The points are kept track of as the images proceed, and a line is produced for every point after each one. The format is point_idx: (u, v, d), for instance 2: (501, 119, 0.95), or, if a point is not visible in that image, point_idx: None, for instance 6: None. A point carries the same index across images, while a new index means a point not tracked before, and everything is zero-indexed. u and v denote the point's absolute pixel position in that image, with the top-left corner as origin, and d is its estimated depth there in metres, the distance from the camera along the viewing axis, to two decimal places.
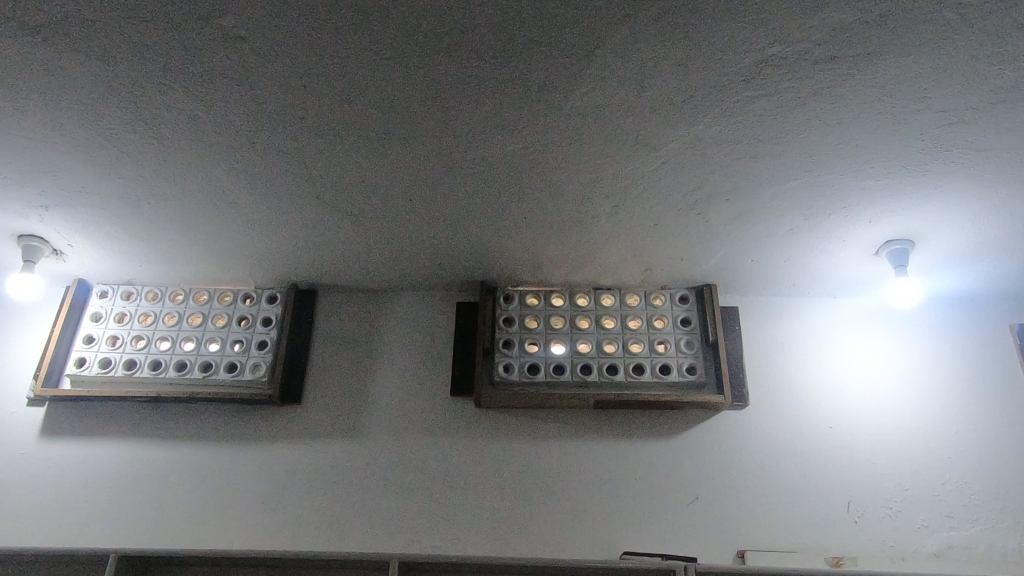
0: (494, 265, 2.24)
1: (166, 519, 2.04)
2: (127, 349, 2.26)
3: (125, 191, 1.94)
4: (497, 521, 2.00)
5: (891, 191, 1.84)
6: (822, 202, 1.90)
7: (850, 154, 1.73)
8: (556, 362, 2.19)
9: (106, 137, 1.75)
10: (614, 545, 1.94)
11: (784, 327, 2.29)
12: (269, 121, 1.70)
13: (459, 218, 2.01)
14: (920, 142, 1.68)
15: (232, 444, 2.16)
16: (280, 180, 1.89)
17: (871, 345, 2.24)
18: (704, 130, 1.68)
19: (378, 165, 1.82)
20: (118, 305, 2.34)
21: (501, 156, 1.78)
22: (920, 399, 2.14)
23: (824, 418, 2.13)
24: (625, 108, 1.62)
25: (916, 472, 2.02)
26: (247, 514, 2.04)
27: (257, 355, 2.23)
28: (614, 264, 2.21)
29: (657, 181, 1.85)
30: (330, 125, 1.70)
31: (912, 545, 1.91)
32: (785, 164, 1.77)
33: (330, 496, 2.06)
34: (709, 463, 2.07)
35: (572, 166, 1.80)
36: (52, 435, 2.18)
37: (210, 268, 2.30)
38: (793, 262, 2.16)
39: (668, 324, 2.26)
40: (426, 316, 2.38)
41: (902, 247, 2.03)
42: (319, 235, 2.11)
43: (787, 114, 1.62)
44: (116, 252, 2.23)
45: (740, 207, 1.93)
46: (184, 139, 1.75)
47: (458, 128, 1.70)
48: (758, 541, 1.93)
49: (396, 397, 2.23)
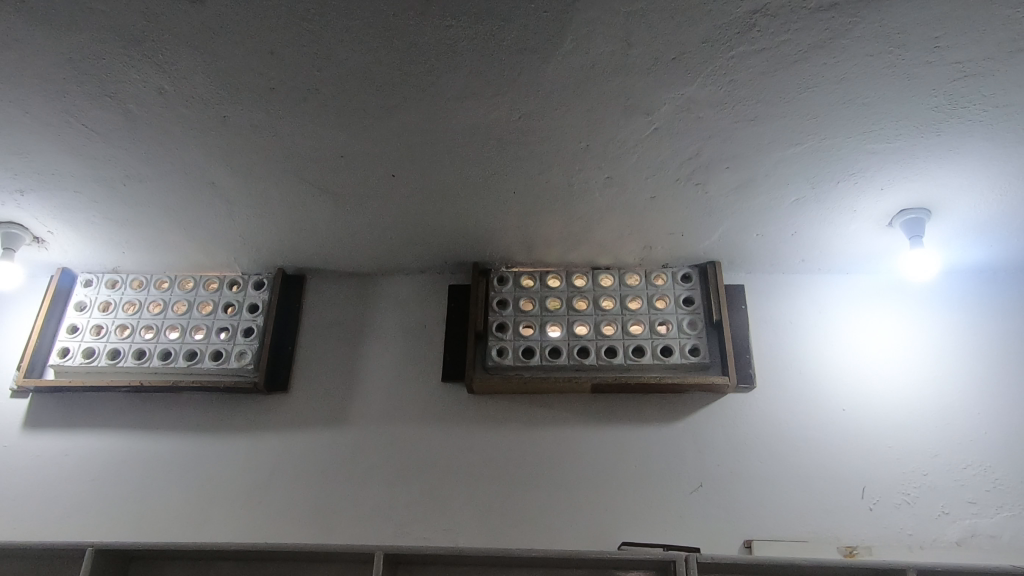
0: (486, 245, 2.15)
1: (151, 512, 1.97)
2: (111, 339, 2.20)
3: (98, 173, 1.87)
4: (491, 510, 1.90)
5: (903, 154, 1.71)
6: (828, 167, 1.77)
7: (857, 114, 1.61)
8: (552, 345, 2.09)
9: (71, 114, 1.67)
10: (614, 536, 1.84)
11: (793, 305, 2.17)
12: (238, 93, 1.62)
13: (445, 193, 1.92)
14: (934, 98, 1.56)
15: (218, 434, 2.09)
16: (256, 157, 1.81)
17: (887, 324, 2.11)
18: (698, 91, 1.57)
19: (356, 137, 1.74)
20: (103, 293, 2.29)
21: (484, 125, 1.68)
22: (939, 379, 2.01)
23: (836, 400, 2.01)
24: (611, 69, 1.52)
25: (935, 456, 1.89)
26: (232, 506, 1.97)
27: (243, 343, 2.16)
28: (611, 242, 2.10)
29: (649, 150, 1.75)
30: (302, 96, 1.62)
31: (932, 533, 1.78)
32: (788, 127, 1.66)
33: (319, 487, 1.98)
34: (714, 449, 1.96)
35: (559, 134, 1.70)
36: (36, 426, 2.13)
37: (193, 253, 2.23)
38: (801, 236, 2.04)
39: (670, 303, 2.15)
40: (418, 300, 2.30)
41: (919, 215, 1.89)
42: (302, 215, 2.03)
43: (786, 72, 1.51)
44: (97, 239, 2.17)
45: (742, 175, 1.82)
46: (154, 115, 1.68)
47: (437, 95, 1.60)
48: (767, 530, 1.82)
49: (387, 384, 2.15)
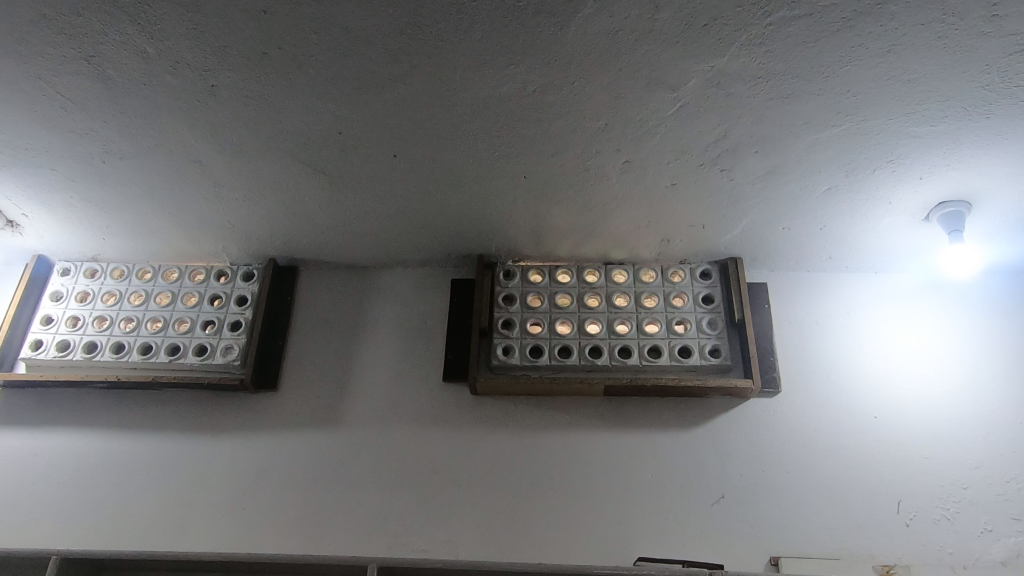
0: (492, 236, 2.01)
1: (125, 518, 1.81)
2: (87, 332, 2.05)
3: (75, 149, 1.73)
4: (495, 520, 1.75)
5: (947, 139, 1.59)
6: (865, 153, 1.65)
7: (901, 92, 1.48)
8: (562, 344, 1.95)
9: (45, 79, 1.53)
10: (629, 550, 1.69)
11: (819, 305, 2.04)
12: (228, 58, 1.48)
13: (450, 176, 1.78)
14: (985, 75, 1.43)
15: (200, 435, 1.94)
16: (247, 133, 1.68)
17: (919, 325, 1.98)
18: (730, 63, 1.44)
19: (356, 112, 1.61)
20: (81, 283, 2.15)
21: (495, 99, 1.55)
22: (978, 385, 1.87)
23: (867, 406, 1.87)
24: (637, 36, 1.39)
25: (976, 468, 1.75)
26: (213, 512, 1.81)
27: (229, 337, 2.01)
28: (626, 234, 1.97)
29: (673, 130, 1.62)
30: (297, 63, 1.48)
31: (975, 552, 1.64)
32: (826, 107, 1.53)
33: (308, 493, 1.83)
34: (736, 458, 1.81)
35: (577, 110, 1.57)
36: (6, 424, 1.98)
37: (178, 241, 2.08)
38: (830, 229, 1.91)
39: (689, 301, 2.01)
40: (418, 295, 2.15)
41: (958, 209, 1.76)
42: (295, 200, 1.89)
43: (828, 41, 1.38)
44: (75, 223, 2.02)
45: (771, 161, 1.69)
46: (136, 82, 1.54)
47: (445, 64, 1.47)
48: (795, 546, 1.67)
49: (383, 383, 2.00)
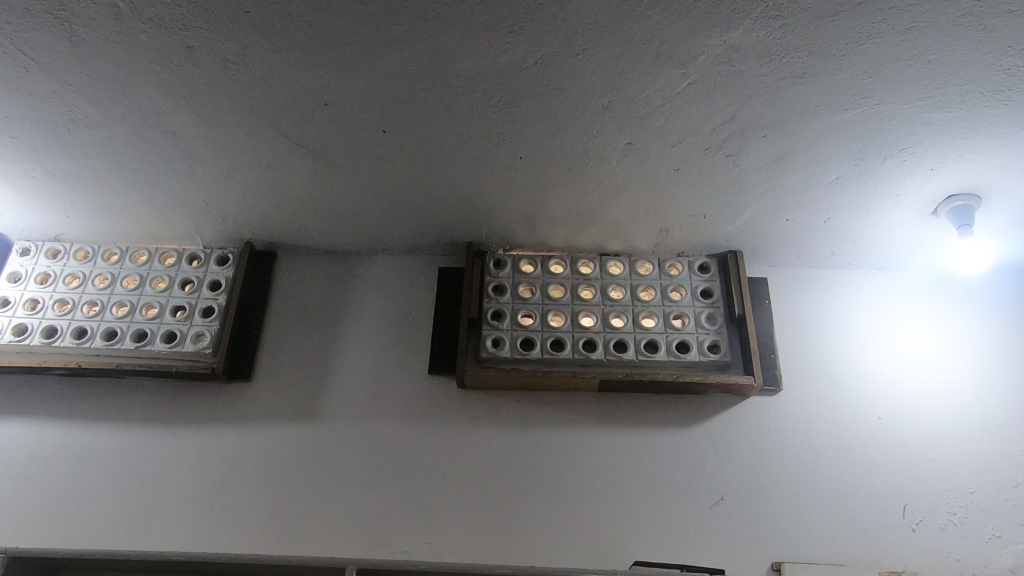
0: (483, 222, 1.92)
1: (81, 515, 1.68)
2: (47, 315, 1.91)
3: (37, 114, 1.61)
4: (482, 521, 1.65)
5: (962, 127, 1.52)
6: (876, 141, 1.58)
7: (919, 75, 1.42)
8: (554, 337, 1.86)
9: (5, 35, 1.41)
10: (624, 553, 1.60)
11: (820, 302, 1.97)
12: (207, 16, 1.36)
13: (441, 155, 1.69)
14: (1008, 59, 1.37)
15: (167, 427, 1.81)
16: (225, 101, 1.56)
17: (922, 324, 1.92)
18: (745, 37, 1.36)
19: (344, 81, 1.50)
20: (41, 264, 2.01)
21: (494, 70, 1.46)
22: (983, 386, 1.81)
23: (870, 406, 1.80)
24: (647, 3, 1.31)
25: (982, 471, 1.68)
26: (178, 509, 1.68)
27: (201, 324, 1.89)
28: (623, 223, 1.89)
29: (679, 110, 1.54)
30: (282, 24, 1.38)
31: (982, 559, 1.57)
32: (840, 88, 1.46)
33: (281, 490, 1.71)
34: (736, 458, 1.73)
35: (579, 86, 1.49)
36: None
37: (148, 220, 1.96)
38: (835, 222, 1.84)
39: (686, 295, 1.93)
40: (402, 284, 2.05)
41: (968, 203, 1.71)
42: (276, 178, 1.79)
43: (849, 16, 1.31)
44: (35, 198, 1.89)
45: (780, 147, 1.62)
46: (105, 41, 1.42)
47: (441, 30, 1.38)
48: (798, 551, 1.59)
49: (365, 375, 1.89)
